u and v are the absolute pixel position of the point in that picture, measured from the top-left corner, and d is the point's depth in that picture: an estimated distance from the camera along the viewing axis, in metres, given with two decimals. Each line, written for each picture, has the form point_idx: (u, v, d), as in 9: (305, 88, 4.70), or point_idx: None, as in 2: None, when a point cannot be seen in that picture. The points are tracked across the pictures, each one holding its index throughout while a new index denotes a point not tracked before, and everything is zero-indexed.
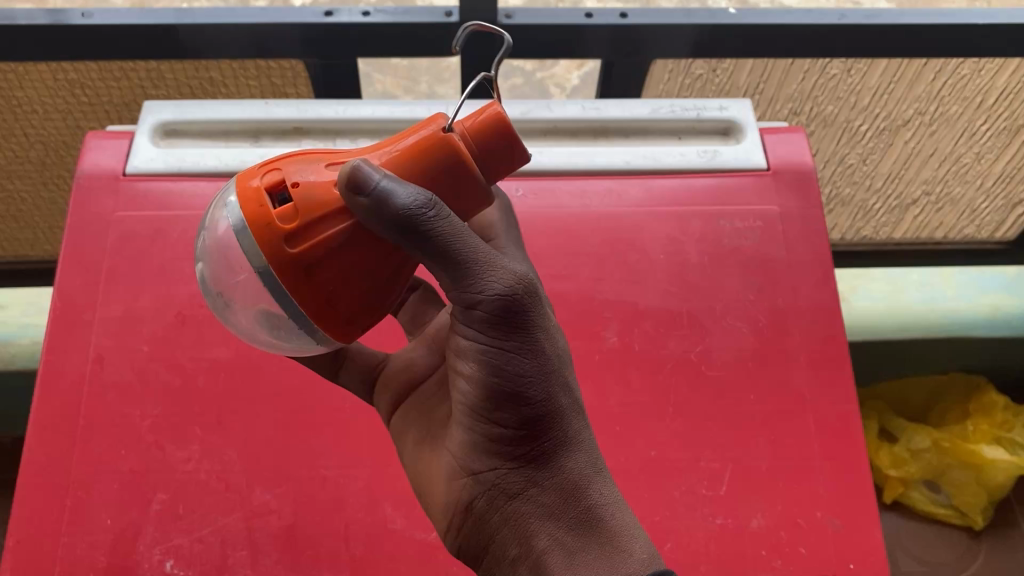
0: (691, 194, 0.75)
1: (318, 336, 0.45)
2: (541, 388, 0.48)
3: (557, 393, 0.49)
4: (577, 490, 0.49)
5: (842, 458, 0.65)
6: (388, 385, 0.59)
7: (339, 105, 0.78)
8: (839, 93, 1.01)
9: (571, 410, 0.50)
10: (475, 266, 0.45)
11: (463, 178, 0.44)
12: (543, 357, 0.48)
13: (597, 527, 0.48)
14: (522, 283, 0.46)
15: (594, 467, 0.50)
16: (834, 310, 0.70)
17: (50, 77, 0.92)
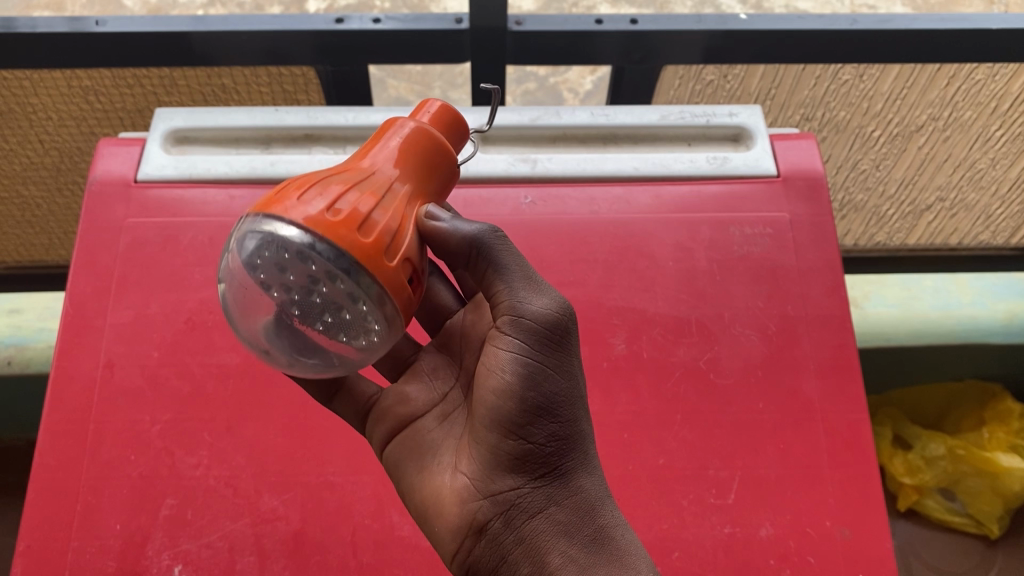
0: (700, 201, 0.74)
1: (338, 340, 0.44)
2: (571, 406, 0.52)
3: (580, 415, 0.52)
4: (591, 509, 0.52)
5: (851, 467, 0.64)
6: (384, 416, 0.58)
7: (349, 112, 0.78)
8: (851, 99, 1.00)
9: (590, 435, 0.54)
10: (525, 283, 0.50)
11: (449, 174, 0.51)
12: (576, 379, 0.52)
13: (613, 540, 0.51)
14: (564, 307, 0.50)
15: (603, 489, 0.53)
16: (845, 319, 0.70)
17: (65, 84, 0.93)
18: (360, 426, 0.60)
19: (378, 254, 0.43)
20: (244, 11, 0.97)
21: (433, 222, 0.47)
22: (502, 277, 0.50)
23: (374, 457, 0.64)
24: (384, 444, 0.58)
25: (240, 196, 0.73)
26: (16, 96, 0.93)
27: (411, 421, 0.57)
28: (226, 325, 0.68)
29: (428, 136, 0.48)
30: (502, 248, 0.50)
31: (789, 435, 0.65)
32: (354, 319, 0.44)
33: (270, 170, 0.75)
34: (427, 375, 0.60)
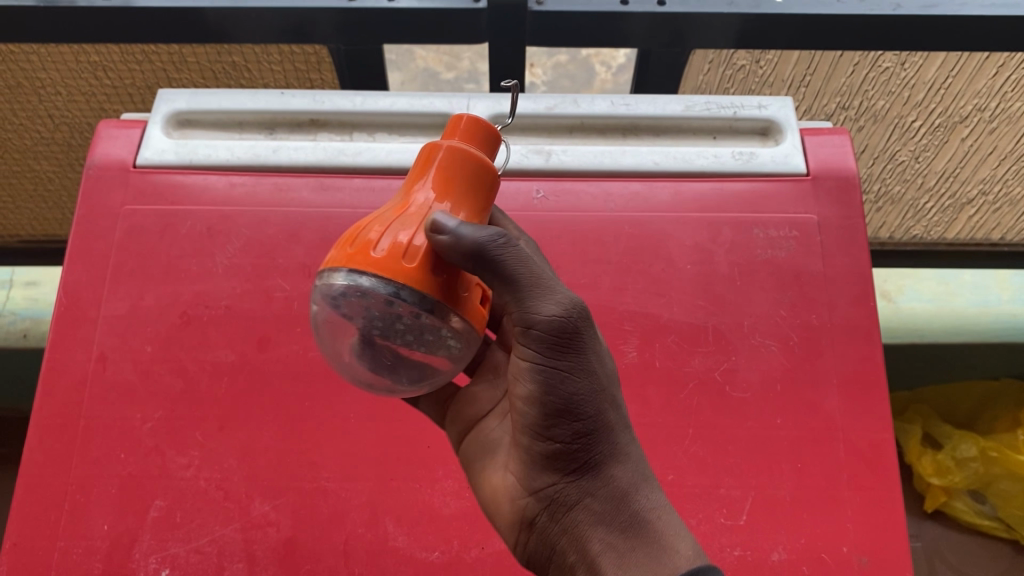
0: (723, 199, 0.70)
1: (426, 351, 0.43)
2: (593, 400, 0.47)
3: (607, 406, 0.48)
4: (627, 496, 0.48)
5: (872, 489, 0.61)
6: (457, 417, 0.58)
7: (357, 96, 0.75)
8: (891, 88, 0.95)
9: (622, 422, 0.50)
10: (535, 289, 0.45)
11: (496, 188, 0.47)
12: (597, 373, 0.48)
13: (650, 523, 0.47)
14: (574, 306, 0.46)
15: (640, 474, 0.49)
16: (872, 330, 0.65)
17: (73, 59, 0.91)
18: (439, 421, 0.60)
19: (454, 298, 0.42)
20: None
21: (439, 238, 0.41)
22: (509, 282, 0.44)
23: (371, 462, 0.62)
24: (457, 443, 0.57)
25: (242, 184, 0.71)
26: (24, 70, 0.91)
27: (477, 422, 0.57)
28: (222, 319, 0.66)
29: (477, 163, 0.44)
30: (509, 253, 0.43)
31: (808, 453, 0.62)
32: (436, 339, 0.43)
33: (273, 157, 0.72)
34: (492, 373, 0.59)
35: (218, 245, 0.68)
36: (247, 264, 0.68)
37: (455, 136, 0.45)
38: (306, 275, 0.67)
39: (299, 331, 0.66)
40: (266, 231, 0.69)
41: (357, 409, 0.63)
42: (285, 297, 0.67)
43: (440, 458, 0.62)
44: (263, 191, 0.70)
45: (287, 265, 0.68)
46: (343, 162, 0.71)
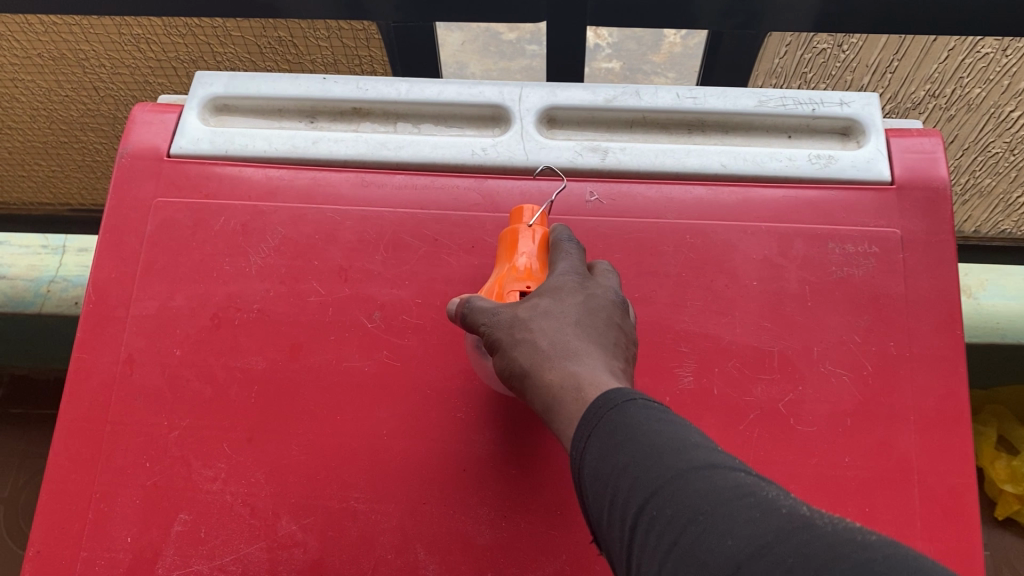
0: (796, 208, 0.64)
1: None
2: (513, 350, 0.49)
3: (526, 342, 0.49)
4: (557, 390, 0.46)
5: (950, 541, 0.55)
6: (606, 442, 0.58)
7: (402, 83, 0.70)
8: (990, 75, 0.86)
9: (547, 337, 0.49)
10: (463, 321, 0.54)
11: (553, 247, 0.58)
12: (509, 329, 0.50)
13: (566, 393, 0.45)
14: (480, 304, 0.53)
15: (562, 357, 0.47)
16: (958, 362, 0.59)
17: (115, 32, 0.87)
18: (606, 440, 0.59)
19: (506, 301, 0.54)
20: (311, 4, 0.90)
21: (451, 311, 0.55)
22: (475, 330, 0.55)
23: (403, 484, 0.58)
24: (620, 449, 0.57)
25: (278, 177, 0.67)
26: (67, 42, 0.88)
27: None
28: (254, 324, 0.62)
29: (511, 231, 0.58)
30: (462, 311, 0.54)
31: (879, 497, 0.56)
32: None
33: (311, 149, 0.68)
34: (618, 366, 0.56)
35: (252, 243, 0.65)
36: (282, 265, 0.64)
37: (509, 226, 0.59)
38: (343, 279, 0.64)
39: (333, 339, 0.62)
40: (302, 229, 0.65)
41: (391, 426, 0.60)
42: (320, 302, 0.63)
43: (477, 484, 0.58)
44: (301, 185, 0.67)
45: (322, 267, 0.64)
46: (385, 156, 0.67)
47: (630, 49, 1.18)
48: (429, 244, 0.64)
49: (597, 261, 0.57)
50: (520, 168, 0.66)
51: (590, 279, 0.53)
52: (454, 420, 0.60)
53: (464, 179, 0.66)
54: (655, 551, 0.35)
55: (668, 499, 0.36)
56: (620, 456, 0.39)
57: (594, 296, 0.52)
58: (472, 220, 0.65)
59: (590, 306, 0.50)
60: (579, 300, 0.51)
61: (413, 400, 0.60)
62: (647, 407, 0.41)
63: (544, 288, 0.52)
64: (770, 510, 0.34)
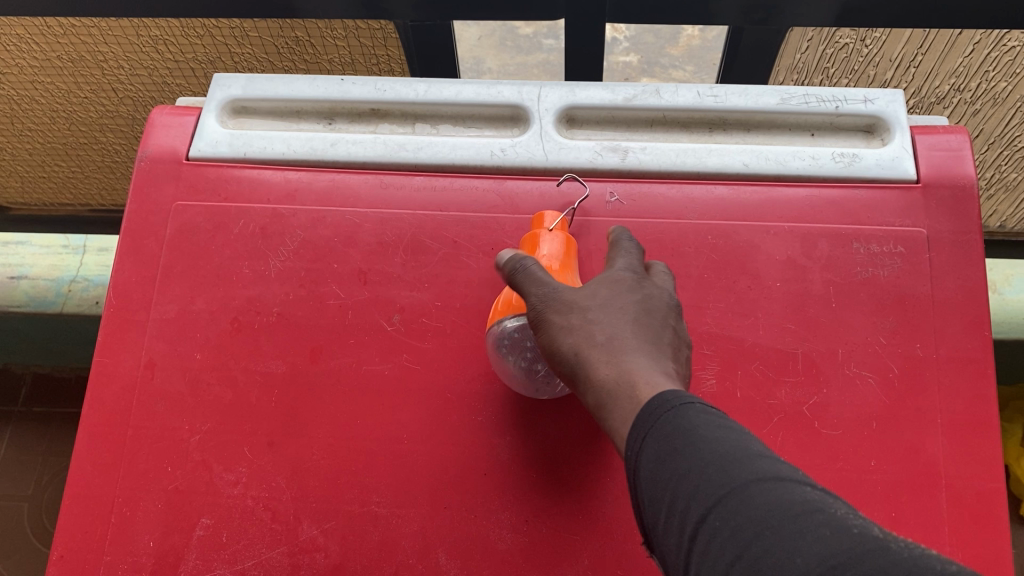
0: (820, 208, 0.63)
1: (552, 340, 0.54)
2: (566, 337, 0.49)
3: (582, 329, 0.48)
4: (608, 384, 0.45)
5: (978, 547, 0.54)
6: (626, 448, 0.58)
7: (421, 83, 0.70)
8: (1015, 69, 0.85)
9: (603, 329, 0.48)
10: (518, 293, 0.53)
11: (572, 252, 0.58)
12: (564, 314, 0.50)
13: (620, 388, 0.44)
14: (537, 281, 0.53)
15: (617, 352, 0.46)
16: (986, 363, 0.58)
17: (133, 33, 0.87)
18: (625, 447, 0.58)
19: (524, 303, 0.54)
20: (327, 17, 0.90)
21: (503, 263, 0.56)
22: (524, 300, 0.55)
23: (424, 488, 0.58)
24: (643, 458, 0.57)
25: (297, 180, 0.67)
26: (86, 44, 0.89)
27: None
28: (274, 328, 0.62)
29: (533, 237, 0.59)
30: (517, 279, 0.54)
31: (905, 501, 0.55)
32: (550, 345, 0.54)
33: (330, 152, 0.67)
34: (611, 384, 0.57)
35: (271, 247, 0.65)
36: (301, 268, 0.64)
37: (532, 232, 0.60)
38: (362, 281, 0.63)
39: (353, 342, 0.62)
40: (322, 232, 0.65)
41: (411, 430, 0.59)
42: (340, 305, 0.63)
43: (498, 488, 0.57)
44: (320, 187, 0.66)
45: (342, 270, 0.64)
46: (404, 158, 0.67)
47: (647, 42, 1.19)
48: (449, 247, 0.64)
49: (655, 266, 0.56)
50: (540, 169, 0.66)
51: (647, 280, 0.53)
52: (475, 424, 0.59)
53: (483, 181, 0.65)
54: (716, 563, 0.33)
55: (731, 510, 0.34)
56: (677, 462, 0.37)
57: (650, 296, 0.51)
58: (491, 221, 0.64)
59: (647, 305, 0.50)
60: (635, 299, 0.50)
61: (434, 404, 0.60)
62: (706, 413, 0.39)
63: (599, 284, 0.52)
64: (840, 529, 0.31)
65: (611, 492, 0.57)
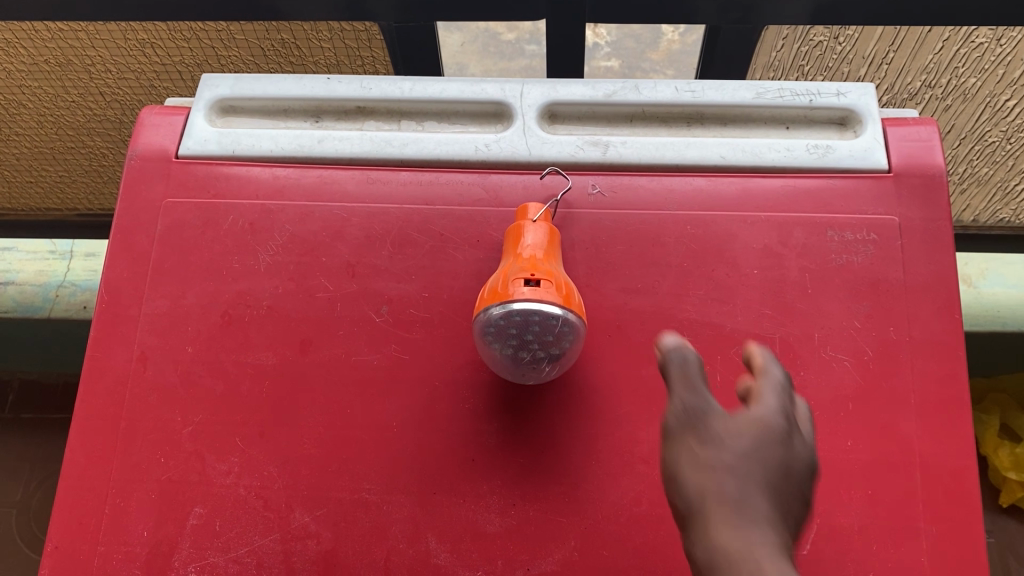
0: (795, 198, 0.65)
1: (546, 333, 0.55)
2: (695, 476, 0.42)
3: (718, 469, 0.42)
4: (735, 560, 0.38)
5: (951, 521, 0.56)
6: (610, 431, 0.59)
7: (406, 82, 0.71)
8: (984, 65, 0.88)
9: (747, 490, 0.41)
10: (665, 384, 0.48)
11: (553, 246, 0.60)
12: (703, 446, 0.43)
13: (745, 564, 0.37)
14: (682, 401, 0.46)
15: (748, 521, 0.40)
16: (957, 345, 0.60)
17: (120, 37, 0.89)
18: (609, 430, 0.59)
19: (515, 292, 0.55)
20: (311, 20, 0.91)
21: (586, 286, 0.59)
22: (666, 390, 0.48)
23: (414, 475, 0.59)
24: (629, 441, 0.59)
25: (285, 176, 0.68)
26: (74, 48, 0.90)
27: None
28: (264, 320, 0.64)
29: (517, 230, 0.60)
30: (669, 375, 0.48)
31: (881, 479, 0.57)
32: (542, 337, 0.55)
33: (317, 148, 0.68)
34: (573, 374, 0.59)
35: (260, 242, 0.66)
36: (290, 262, 0.65)
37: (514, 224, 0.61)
38: (351, 274, 0.65)
39: (342, 334, 0.63)
40: (310, 227, 0.66)
41: (400, 418, 0.60)
42: (329, 298, 0.64)
43: (485, 473, 0.59)
44: (308, 183, 0.68)
45: (330, 263, 0.65)
46: (390, 154, 0.68)
47: (628, 46, 1.20)
48: (435, 239, 0.65)
49: (794, 401, 0.49)
50: (523, 164, 0.67)
51: (794, 442, 0.44)
52: (463, 412, 0.60)
53: (469, 175, 0.67)
54: None
55: None
56: None
57: (795, 459, 0.44)
58: (477, 214, 0.66)
59: (792, 472, 0.43)
60: (779, 461, 0.43)
61: (422, 392, 0.61)
62: None
63: (747, 426, 0.44)
64: None
65: (596, 475, 0.58)
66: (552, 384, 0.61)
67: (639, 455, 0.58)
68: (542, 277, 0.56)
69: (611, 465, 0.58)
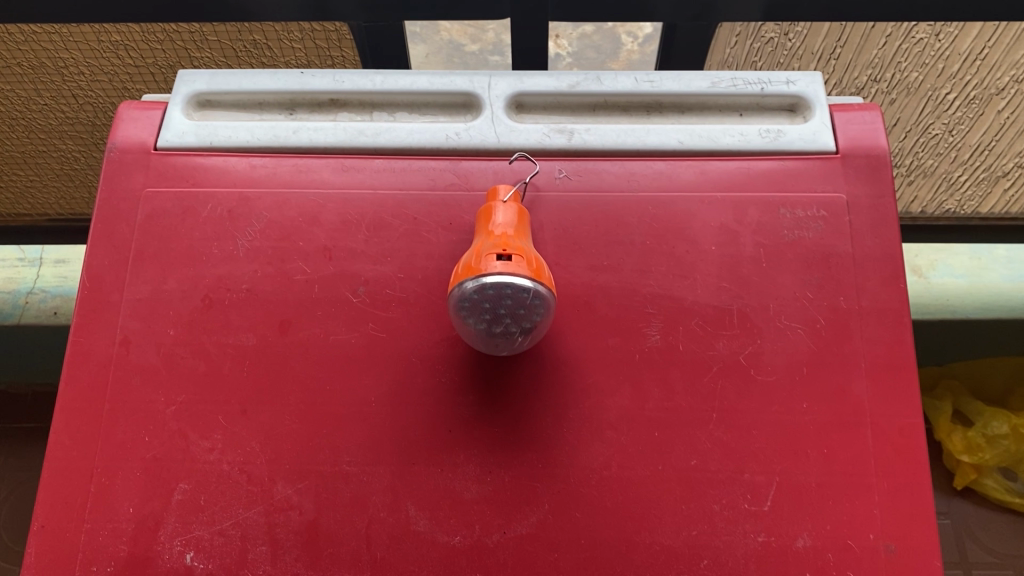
0: (749, 179, 0.69)
1: (520, 304, 0.57)
2: None
3: None
4: None
5: (900, 476, 0.60)
6: (580, 400, 0.62)
7: (377, 75, 0.74)
8: (925, 59, 0.97)
9: None
10: None
11: (522, 224, 0.63)
12: None
13: None
14: None
15: None
16: (903, 312, 0.64)
17: (95, 39, 0.91)
18: (579, 399, 0.62)
19: (486, 266, 0.57)
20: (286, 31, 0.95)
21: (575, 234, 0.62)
22: None
23: (392, 446, 0.61)
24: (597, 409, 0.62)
25: (262, 165, 0.70)
26: (47, 50, 0.92)
27: None
28: (244, 303, 0.66)
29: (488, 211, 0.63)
30: None
31: (836, 439, 0.61)
32: (517, 308, 0.57)
33: (293, 138, 0.71)
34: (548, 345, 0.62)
35: (239, 228, 0.68)
36: (268, 247, 0.67)
37: (484, 205, 0.64)
38: (328, 258, 0.67)
39: (320, 314, 0.65)
40: (287, 213, 0.69)
41: (378, 393, 0.63)
42: (306, 281, 0.66)
43: (461, 442, 0.61)
44: (284, 172, 0.70)
45: (307, 247, 0.67)
46: (363, 142, 0.71)
47: (589, 57, 1.26)
48: (409, 223, 0.68)
49: None
50: (492, 150, 0.70)
51: None
52: (439, 385, 0.63)
53: (439, 162, 0.70)
54: None
55: None
56: None
57: None
58: (449, 199, 0.69)
59: None
60: None
61: (398, 368, 0.63)
62: None
63: None
64: None
65: (568, 441, 0.61)
66: (523, 357, 0.63)
67: (608, 422, 0.61)
68: (513, 252, 0.59)
69: (581, 431, 0.61)
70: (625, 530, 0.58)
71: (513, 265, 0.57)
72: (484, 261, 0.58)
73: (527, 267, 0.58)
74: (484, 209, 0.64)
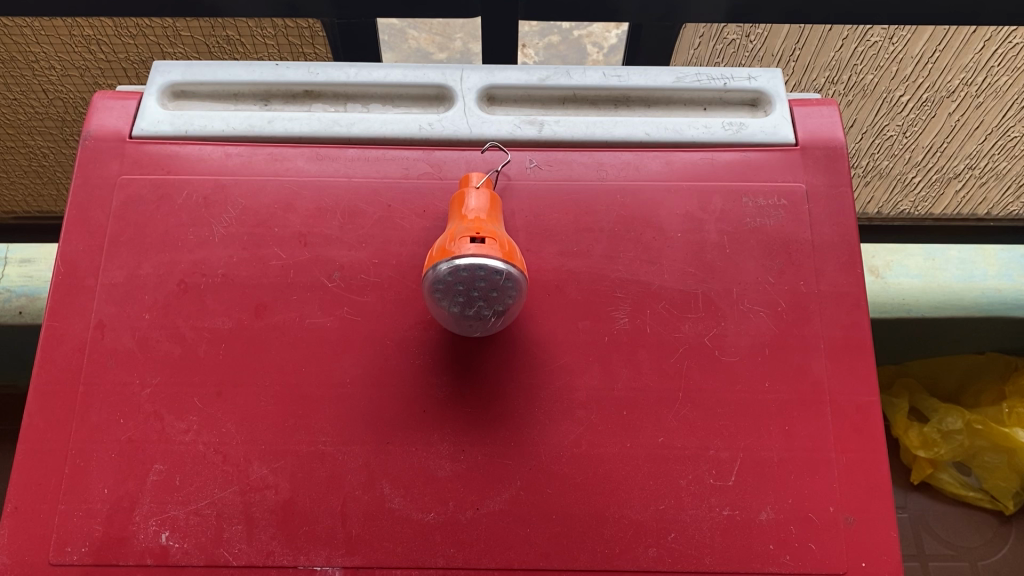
0: (712, 169, 0.71)
1: (497, 286, 0.58)
2: None
3: None
4: None
5: (859, 451, 0.62)
6: (551, 381, 0.64)
7: (351, 68, 0.76)
8: (879, 62, 1.03)
9: None
10: None
11: (493, 211, 0.64)
12: None
13: None
14: None
15: None
16: (859, 296, 0.67)
17: (66, 33, 0.95)
18: (550, 380, 0.64)
19: (459, 250, 0.58)
20: (260, 30, 0.98)
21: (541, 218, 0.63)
22: None
23: (366, 427, 0.62)
24: (569, 391, 0.63)
25: (236, 153, 0.72)
26: (18, 44, 0.96)
27: None
28: (219, 288, 0.67)
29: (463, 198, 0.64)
30: None
31: (797, 417, 0.63)
32: (493, 290, 0.58)
33: (267, 128, 0.73)
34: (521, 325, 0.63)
35: (214, 214, 0.69)
36: (244, 233, 0.68)
37: (459, 192, 0.66)
38: (303, 244, 0.68)
39: (295, 299, 0.66)
40: (262, 200, 0.70)
41: (353, 375, 0.64)
42: (281, 266, 0.67)
43: (435, 423, 0.62)
44: (258, 160, 0.71)
45: (283, 233, 0.69)
46: (338, 132, 0.72)
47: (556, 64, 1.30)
48: (383, 211, 0.69)
49: None
50: (465, 141, 0.72)
51: None
52: (413, 367, 0.64)
53: (412, 151, 0.72)
54: None
55: None
56: None
57: None
58: (422, 187, 0.70)
59: None
60: None
61: (373, 350, 0.65)
62: None
63: None
64: None
65: (539, 421, 0.62)
66: (496, 340, 0.65)
67: (578, 401, 0.63)
68: (486, 235, 0.59)
69: (553, 411, 0.63)
70: (596, 505, 0.60)
71: (487, 247, 0.58)
72: (458, 246, 0.59)
73: (501, 249, 0.59)
74: (459, 198, 0.65)
